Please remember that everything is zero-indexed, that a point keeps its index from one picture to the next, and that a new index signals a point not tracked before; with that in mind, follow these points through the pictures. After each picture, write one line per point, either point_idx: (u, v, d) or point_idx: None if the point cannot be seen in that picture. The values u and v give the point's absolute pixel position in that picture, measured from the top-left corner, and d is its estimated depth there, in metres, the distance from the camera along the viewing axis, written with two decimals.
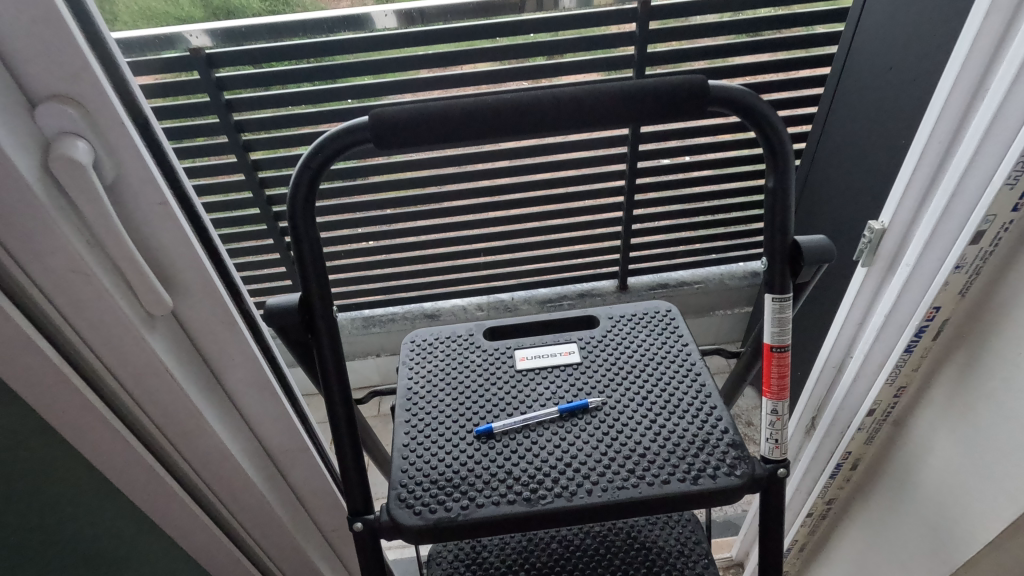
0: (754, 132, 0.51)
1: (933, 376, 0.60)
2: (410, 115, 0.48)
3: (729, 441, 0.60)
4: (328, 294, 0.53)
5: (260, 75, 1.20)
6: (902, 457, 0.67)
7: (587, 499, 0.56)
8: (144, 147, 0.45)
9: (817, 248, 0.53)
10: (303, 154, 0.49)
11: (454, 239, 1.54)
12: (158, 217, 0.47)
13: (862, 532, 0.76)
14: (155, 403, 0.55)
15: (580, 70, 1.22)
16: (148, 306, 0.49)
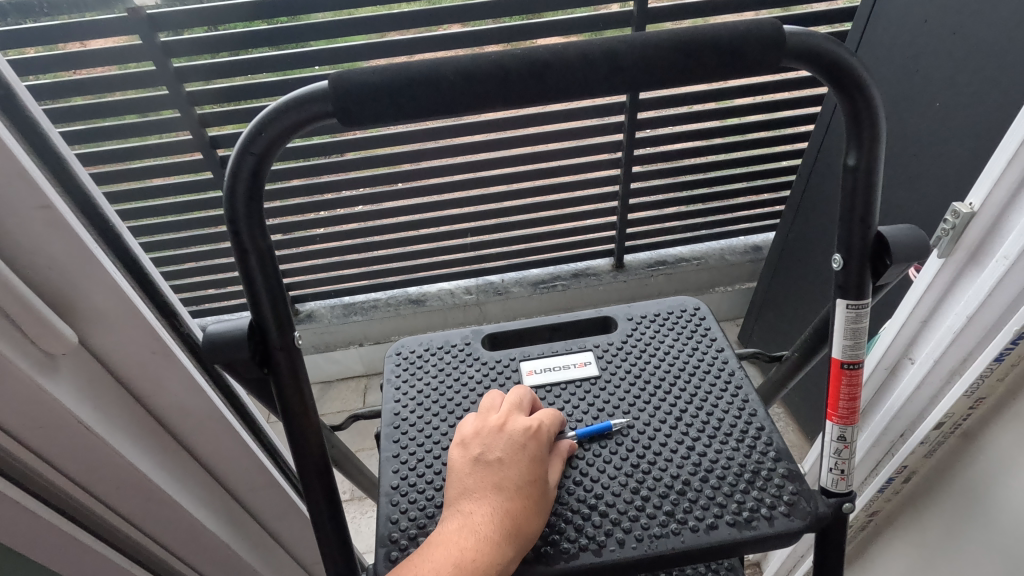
0: (834, 97, 0.39)
1: (1020, 386, 0.51)
2: (383, 77, 0.35)
3: (783, 472, 0.50)
4: (289, 318, 0.41)
5: (211, 40, 1.07)
6: (970, 474, 0.58)
7: (620, 553, 0.46)
8: (9, 132, 0.33)
9: (907, 242, 0.42)
10: (242, 135, 0.36)
11: (436, 220, 1.42)
12: (44, 228, 0.34)
13: (912, 549, 0.68)
14: (74, 464, 0.42)
15: (574, 28, 1.15)
16: (42, 342, 0.37)
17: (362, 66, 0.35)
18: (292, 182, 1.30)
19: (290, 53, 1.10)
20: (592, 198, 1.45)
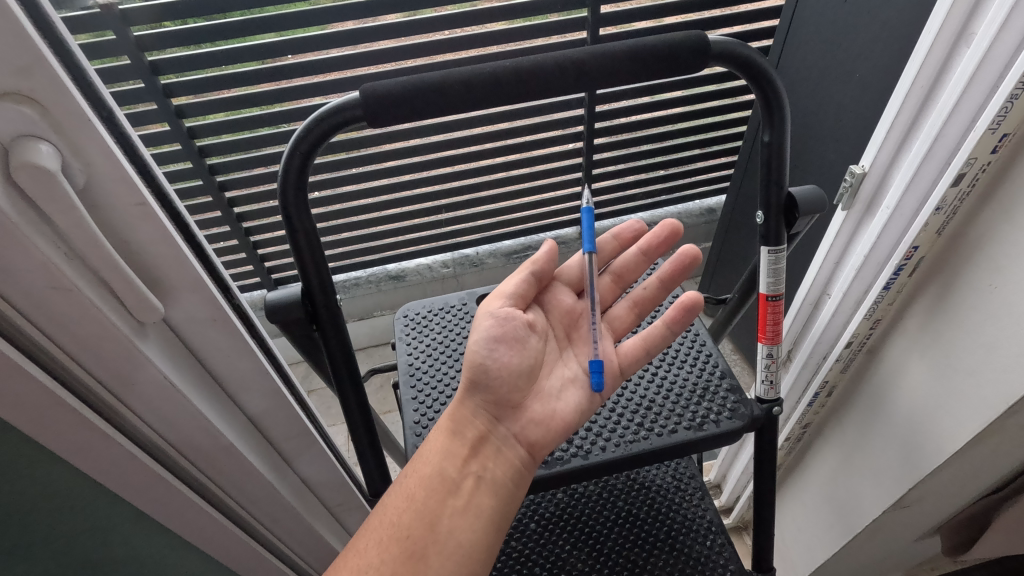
0: (751, 89, 0.50)
1: (905, 309, 0.65)
2: (402, 89, 0.45)
3: (727, 386, 0.64)
4: (331, 287, 0.51)
5: (186, 33, 1.10)
6: (873, 383, 0.73)
7: (603, 456, 0.59)
8: (113, 141, 0.40)
9: (810, 199, 0.54)
10: (291, 138, 0.46)
11: (411, 199, 1.49)
12: (140, 219, 0.43)
13: (835, 452, 0.83)
14: (156, 412, 0.52)
15: (532, 10, 1.22)
16: (136, 315, 0.46)
17: (386, 78, 0.45)
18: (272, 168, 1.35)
19: (262, 44, 1.15)
20: (558, 170, 1.55)
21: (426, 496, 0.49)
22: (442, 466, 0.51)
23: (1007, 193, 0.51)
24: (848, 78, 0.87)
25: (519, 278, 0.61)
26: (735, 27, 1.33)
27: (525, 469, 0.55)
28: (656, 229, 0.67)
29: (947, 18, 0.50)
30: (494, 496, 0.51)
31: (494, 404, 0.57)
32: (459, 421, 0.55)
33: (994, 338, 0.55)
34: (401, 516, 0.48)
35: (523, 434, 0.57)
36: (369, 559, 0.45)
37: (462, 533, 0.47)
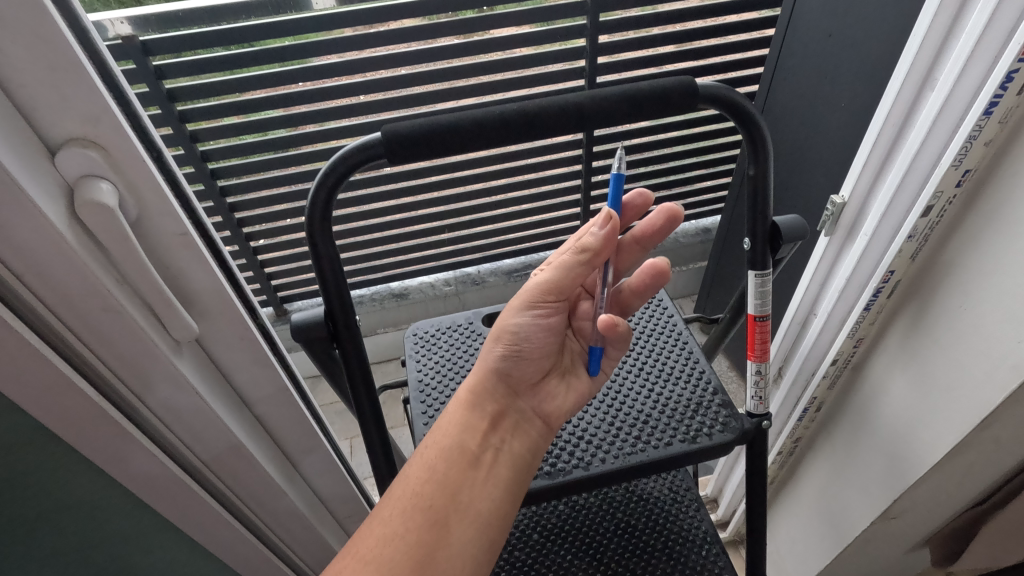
0: (737, 128, 0.55)
1: (885, 329, 0.70)
2: (420, 130, 0.49)
3: (720, 401, 0.67)
4: (351, 309, 0.55)
5: (204, 62, 1.15)
6: (858, 399, 0.77)
7: (602, 467, 0.63)
8: (162, 178, 0.45)
9: (793, 227, 0.59)
10: (318, 173, 0.50)
11: (415, 219, 1.54)
12: (184, 247, 0.47)
13: (825, 465, 0.87)
14: (185, 425, 0.55)
15: (533, 40, 1.27)
16: (173, 334, 0.50)
17: (405, 120, 0.49)
18: (280, 190, 1.39)
19: (276, 72, 1.19)
20: (558, 192, 1.60)
21: (448, 467, 0.51)
22: (463, 438, 0.53)
23: (972, 223, 0.56)
24: (831, 108, 0.92)
25: (568, 266, 0.55)
26: (730, 55, 1.39)
27: (539, 441, 0.59)
28: (651, 214, 0.66)
29: (915, 64, 0.55)
30: (511, 468, 0.54)
31: (514, 380, 0.60)
32: (481, 396, 0.57)
33: (966, 356, 0.59)
34: (424, 486, 0.50)
35: (538, 408, 0.61)
36: (394, 526, 0.47)
37: (482, 503, 0.51)
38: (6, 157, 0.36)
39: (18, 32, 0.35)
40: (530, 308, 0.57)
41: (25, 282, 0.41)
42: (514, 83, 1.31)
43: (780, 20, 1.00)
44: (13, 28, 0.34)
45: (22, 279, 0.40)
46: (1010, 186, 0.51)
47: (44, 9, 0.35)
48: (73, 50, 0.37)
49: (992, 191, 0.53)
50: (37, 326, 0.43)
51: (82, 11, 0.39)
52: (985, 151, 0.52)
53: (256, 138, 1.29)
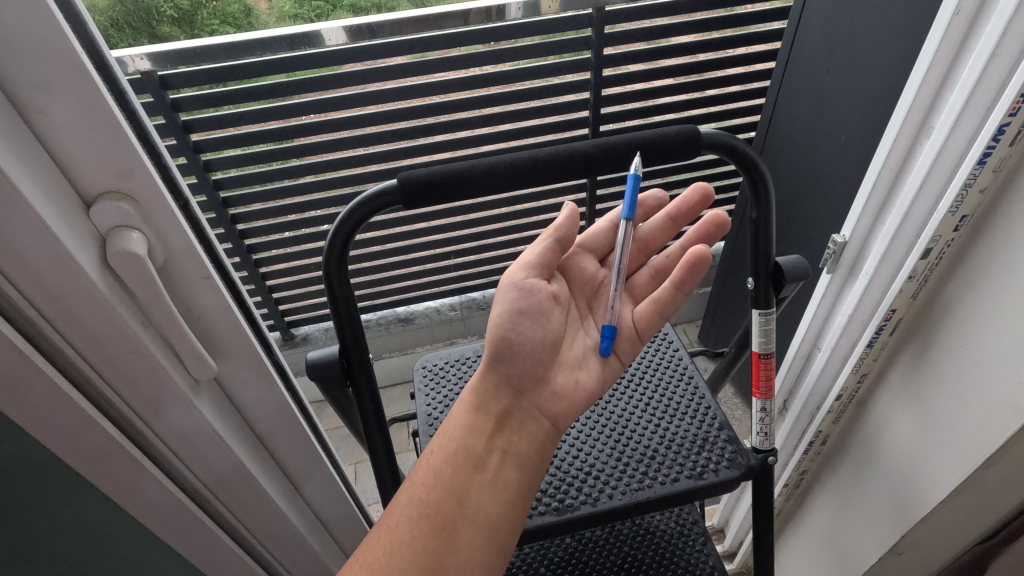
0: (739, 173, 0.57)
1: (888, 365, 0.71)
2: (435, 177, 0.51)
3: (725, 437, 0.68)
4: (364, 347, 0.56)
5: (218, 95, 1.18)
6: (863, 433, 0.77)
7: (610, 503, 0.64)
8: (188, 226, 0.47)
9: (795, 268, 0.60)
10: (336, 218, 0.52)
11: (422, 245, 1.56)
12: (206, 290, 0.49)
13: (831, 497, 0.87)
14: (200, 461, 0.57)
15: (540, 73, 1.29)
16: (194, 373, 0.51)
17: (421, 168, 0.51)
18: (288, 218, 1.40)
19: (288, 104, 1.22)
20: None
21: (454, 472, 0.52)
22: (469, 443, 0.54)
23: (970, 266, 0.57)
24: (832, 143, 0.93)
25: (542, 245, 0.60)
26: (734, 86, 1.41)
27: (548, 442, 0.58)
28: (687, 192, 0.63)
29: (910, 112, 0.57)
30: (518, 470, 0.54)
31: (517, 378, 0.59)
32: (485, 396, 0.58)
33: (968, 395, 0.60)
34: (430, 493, 0.51)
35: (545, 409, 0.59)
36: (403, 535, 0.49)
37: (490, 507, 0.51)
38: (45, 211, 0.38)
39: (62, 96, 0.37)
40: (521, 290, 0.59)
41: (56, 326, 0.42)
42: (520, 114, 1.34)
43: (781, 58, 1.02)
44: (56, 94, 0.36)
45: (53, 323, 0.42)
46: (1007, 232, 0.53)
47: (87, 75, 0.37)
48: (112, 113, 0.39)
49: (990, 235, 0.54)
50: (64, 368, 0.44)
51: (120, 73, 0.41)
52: (980, 198, 0.54)
53: (264, 168, 1.31)
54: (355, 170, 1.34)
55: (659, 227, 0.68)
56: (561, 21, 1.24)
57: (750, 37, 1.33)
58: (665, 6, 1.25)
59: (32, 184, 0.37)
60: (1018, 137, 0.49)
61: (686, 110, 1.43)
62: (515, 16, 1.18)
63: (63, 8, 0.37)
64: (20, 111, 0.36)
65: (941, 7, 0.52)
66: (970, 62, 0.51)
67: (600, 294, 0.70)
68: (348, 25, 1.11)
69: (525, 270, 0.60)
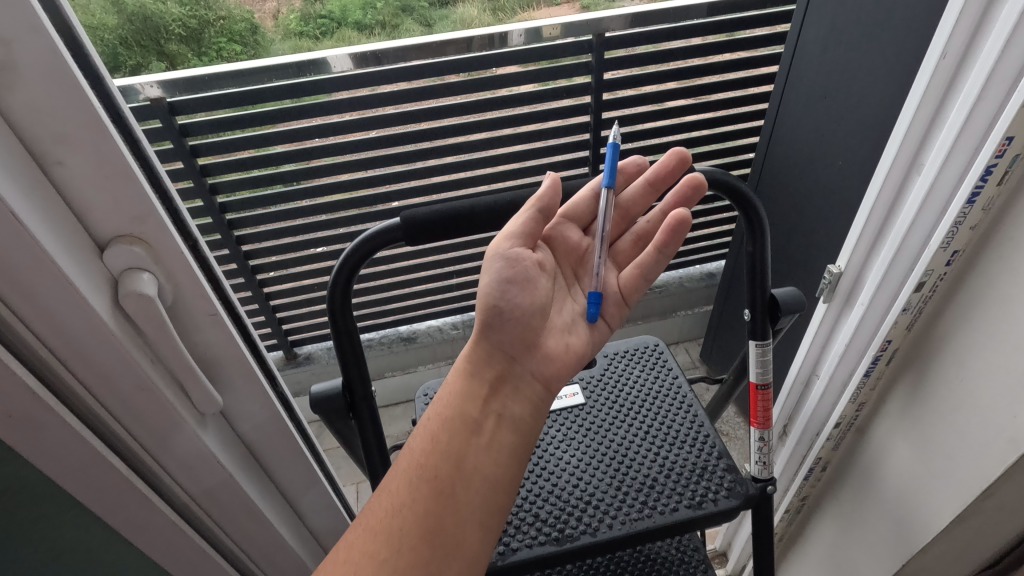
0: (733, 208, 0.59)
1: (886, 394, 0.71)
2: (436, 216, 0.53)
3: (724, 466, 0.69)
4: (365, 378, 0.58)
5: (224, 121, 1.20)
6: (863, 460, 0.78)
7: (610, 533, 0.64)
8: (197, 266, 0.48)
9: (790, 300, 0.62)
10: (340, 255, 0.53)
11: (424, 264, 1.58)
12: (212, 326, 0.50)
13: (832, 523, 0.87)
14: (205, 494, 0.57)
15: (541, 97, 1.31)
16: (200, 407, 0.52)
17: (424, 206, 0.53)
18: (292, 240, 1.40)
19: (293, 129, 1.24)
20: None
21: (450, 437, 0.50)
22: (464, 407, 0.53)
23: (964, 299, 0.58)
24: (830, 169, 0.94)
25: (526, 215, 0.56)
26: (735, 109, 1.43)
27: (544, 405, 0.57)
28: (663, 159, 0.63)
29: (902, 148, 0.58)
30: (514, 433, 0.53)
31: (512, 343, 0.58)
32: (479, 360, 0.56)
33: (965, 426, 0.61)
34: (428, 457, 0.49)
35: (540, 372, 0.58)
36: (402, 497, 0.47)
37: (488, 469, 0.50)
38: (62, 259, 0.39)
39: (79, 148, 0.38)
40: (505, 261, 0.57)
41: (68, 365, 0.43)
42: (523, 137, 1.36)
43: (777, 85, 1.04)
44: (74, 147, 0.38)
45: (65, 363, 0.43)
46: (998, 268, 0.54)
47: (103, 128, 0.38)
48: (127, 163, 0.40)
49: (982, 270, 0.55)
50: (74, 406, 0.45)
51: (135, 122, 0.42)
52: (971, 234, 0.55)
53: (269, 191, 1.32)
54: (358, 192, 1.36)
55: (637, 196, 0.66)
56: (562, 47, 1.26)
57: (749, 61, 1.35)
58: (663, 32, 1.27)
59: (49, 233, 0.38)
60: (1006, 177, 0.50)
61: (687, 132, 1.44)
62: (518, 41, 1.21)
63: (82, 66, 0.38)
64: (39, 162, 0.38)
65: (929, 49, 0.53)
66: (958, 102, 0.52)
67: (584, 261, 0.68)
68: (353, 53, 1.15)
69: (509, 241, 0.57)
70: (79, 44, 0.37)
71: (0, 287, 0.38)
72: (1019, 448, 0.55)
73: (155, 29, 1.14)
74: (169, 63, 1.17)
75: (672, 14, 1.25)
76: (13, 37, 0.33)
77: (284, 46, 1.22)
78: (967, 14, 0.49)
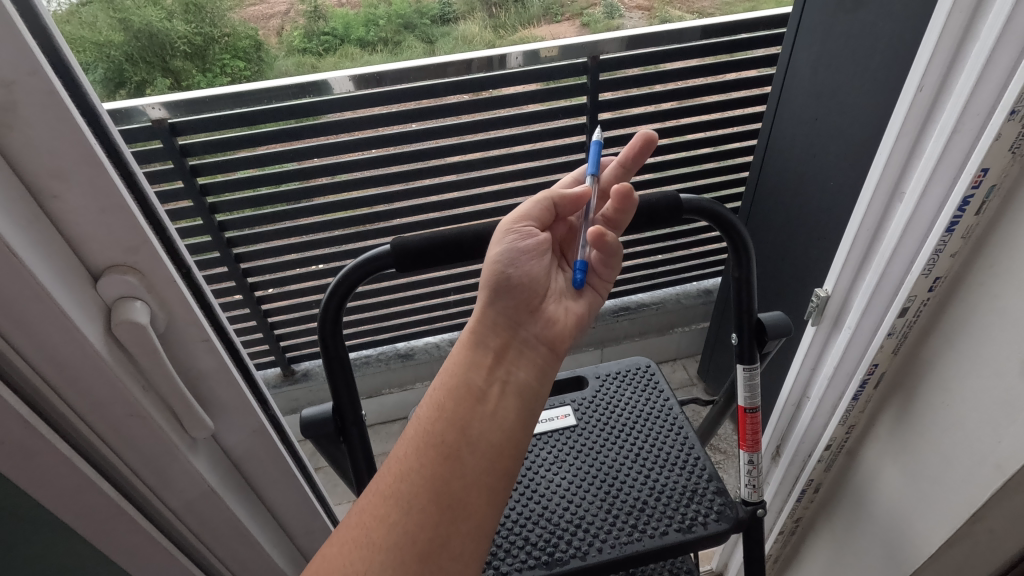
0: (718, 234, 0.60)
1: (875, 417, 0.71)
2: (427, 243, 0.54)
3: (714, 489, 0.69)
4: (355, 402, 0.58)
5: (223, 141, 1.21)
6: (855, 483, 0.77)
7: (600, 556, 0.64)
8: (189, 293, 0.49)
9: (776, 325, 0.63)
10: (332, 281, 0.54)
11: (422, 281, 1.58)
12: (205, 352, 0.51)
13: (827, 546, 0.86)
14: (196, 519, 0.58)
15: (537, 117, 1.33)
16: (191, 431, 0.53)
17: (414, 234, 0.54)
18: (290, 257, 1.42)
19: (293, 149, 1.25)
20: None
21: (455, 405, 0.50)
22: (469, 374, 0.52)
23: (947, 324, 0.59)
24: (821, 191, 0.95)
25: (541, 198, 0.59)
26: (730, 129, 1.44)
27: (547, 370, 0.57)
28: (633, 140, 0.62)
29: (884, 175, 0.60)
30: (519, 398, 0.52)
31: (515, 311, 0.57)
32: (485, 329, 0.55)
33: (952, 451, 0.61)
34: (434, 425, 0.49)
35: (542, 336, 0.58)
36: (408, 465, 0.47)
37: (494, 433, 0.49)
38: (56, 290, 0.40)
39: (75, 183, 0.39)
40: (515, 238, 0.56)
41: (60, 393, 0.44)
42: (519, 156, 1.37)
43: (768, 108, 1.05)
44: (67, 181, 0.39)
45: (58, 391, 0.44)
46: (980, 294, 0.54)
47: (98, 163, 0.39)
48: (120, 194, 0.41)
49: (964, 296, 0.56)
50: (65, 433, 0.46)
51: (131, 156, 0.43)
52: (952, 261, 0.55)
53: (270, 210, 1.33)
54: (356, 211, 1.37)
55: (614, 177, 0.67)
56: (558, 68, 1.28)
57: (743, 82, 1.37)
58: (658, 54, 1.29)
59: (43, 266, 0.39)
60: (983, 207, 0.51)
61: (684, 151, 1.45)
62: (515, 63, 1.24)
63: (79, 105, 0.39)
64: (35, 196, 0.39)
65: (908, 81, 0.54)
66: (936, 132, 0.53)
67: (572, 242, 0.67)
68: (354, 75, 1.18)
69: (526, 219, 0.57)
70: (77, 84, 0.39)
71: None
72: (1005, 475, 0.55)
73: (160, 47, 1.19)
74: (175, 79, 1.20)
75: (666, 37, 1.27)
76: (14, 79, 0.35)
77: (287, 63, 1.28)
78: (943, 48, 0.51)
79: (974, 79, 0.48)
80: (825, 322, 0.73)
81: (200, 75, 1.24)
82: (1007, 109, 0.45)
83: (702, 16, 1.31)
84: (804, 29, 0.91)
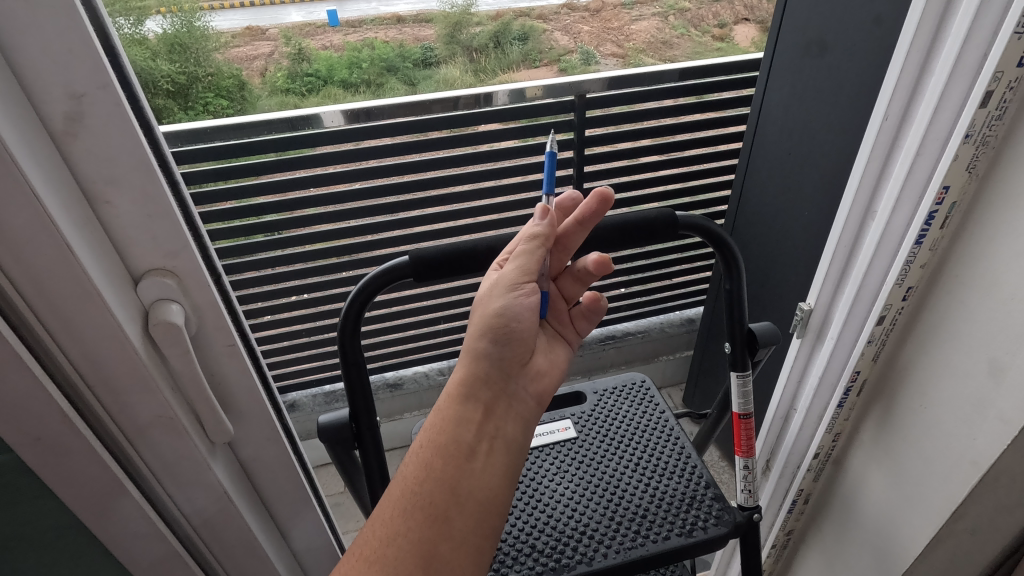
0: (711, 247, 0.64)
1: (859, 423, 0.75)
2: (442, 256, 0.57)
3: (712, 495, 0.72)
4: (369, 407, 0.61)
5: (220, 171, 1.24)
6: (843, 490, 0.81)
7: (604, 562, 0.66)
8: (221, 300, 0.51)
9: (766, 333, 0.67)
10: (351, 290, 0.57)
11: (412, 310, 1.61)
12: (230, 357, 0.53)
13: (819, 555, 0.89)
14: (209, 526, 0.59)
15: (521, 152, 1.39)
16: (213, 437, 0.54)
17: (429, 245, 0.57)
18: (282, 286, 1.42)
19: (288, 179, 1.28)
20: None
21: (445, 463, 0.48)
22: (459, 433, 0.50)
23: (921, 330, 0.64)
24: (799, 217, 1.02)
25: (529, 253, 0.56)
26: (707, 164, 1.53)
27: (533, 421, 0.56)
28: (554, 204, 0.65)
29: (857, 195, 0.66)
30: (509, 453, 0.52)
31: (504, 364, 0.56)
32: (472, 388, 0.53)
33: (930, 450, 0.65)
34: (421, 485, 0.48)
35: (531, 387, 0.58)
36: (397, 526, 0.46)
37: (483, 491, 0.49)
38: (105, 290, 0.42)
39: (127, 190, 0.42)
40: (513, 287, 0.56)
41: (95, 392, 0.46)
42: (507, 189, 1.42)
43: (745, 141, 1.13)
44: (121, 189, 0.42)
45: (93, 389, 0.46)
46: (950, 302, 0.60)
47: (152, 172, 0.42)
48: (172, 204, 0.44)
49: (935, 304, 0.61)
50: (94, 433, 0.47)
51: (177, 169, 0.46)
52: (921, 272, 0.61)
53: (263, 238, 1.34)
54: (348, 240, 1.39)
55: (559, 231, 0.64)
56: (544, 106, 1.35)
57: (718, 119, 1.46)
58: (639, 93, 1.38)
59: (93, 266, 0.41)
60: (946, 221, 0.57)
61: (661, 185, 1.53)
62: (502, 101, 1.30)
63: (137, 117, 0.42)
64: (89, 200, 0.42)
65: (875, 111, 0.61)
66: (902, 156, 0.59)
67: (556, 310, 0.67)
68: (344, 109, 1.23)
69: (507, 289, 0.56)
70: (135, 99, 0.42)
71: (49, 318, 0.42)
72: (981, 469, 0.60)
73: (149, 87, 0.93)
74: None
75: (647, 78, 1.36)
76: (85, 93, 0.37)
77: (270, 103, 1.31)
78: (904, 81, 0.57)
79: (934, 108, 0.54)
80: (810, 337, 0.77)
81: (181, 116, 1.15)
82: (963, 134, 0.51)
83: (680, 59, 1.40)
84: (777, 71, 0.99)
